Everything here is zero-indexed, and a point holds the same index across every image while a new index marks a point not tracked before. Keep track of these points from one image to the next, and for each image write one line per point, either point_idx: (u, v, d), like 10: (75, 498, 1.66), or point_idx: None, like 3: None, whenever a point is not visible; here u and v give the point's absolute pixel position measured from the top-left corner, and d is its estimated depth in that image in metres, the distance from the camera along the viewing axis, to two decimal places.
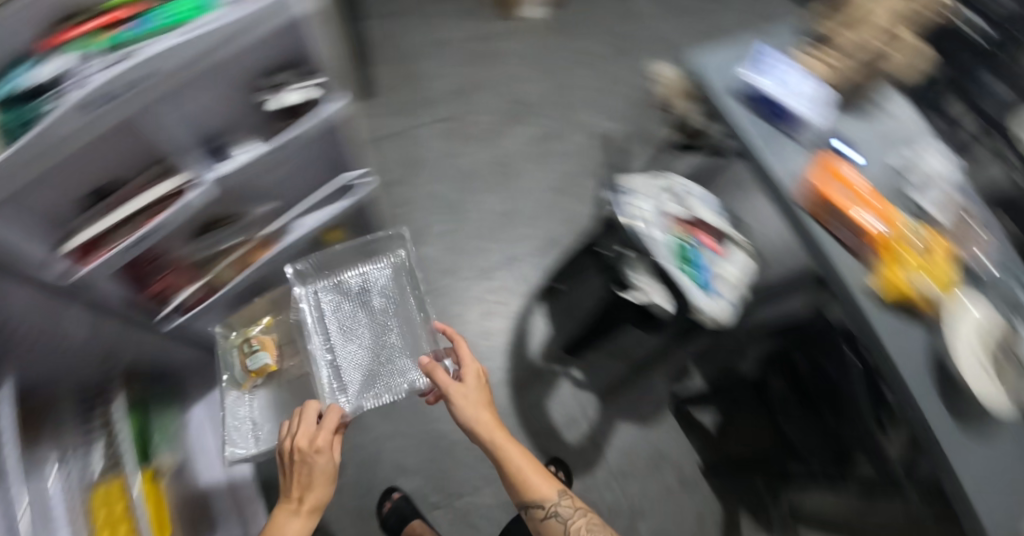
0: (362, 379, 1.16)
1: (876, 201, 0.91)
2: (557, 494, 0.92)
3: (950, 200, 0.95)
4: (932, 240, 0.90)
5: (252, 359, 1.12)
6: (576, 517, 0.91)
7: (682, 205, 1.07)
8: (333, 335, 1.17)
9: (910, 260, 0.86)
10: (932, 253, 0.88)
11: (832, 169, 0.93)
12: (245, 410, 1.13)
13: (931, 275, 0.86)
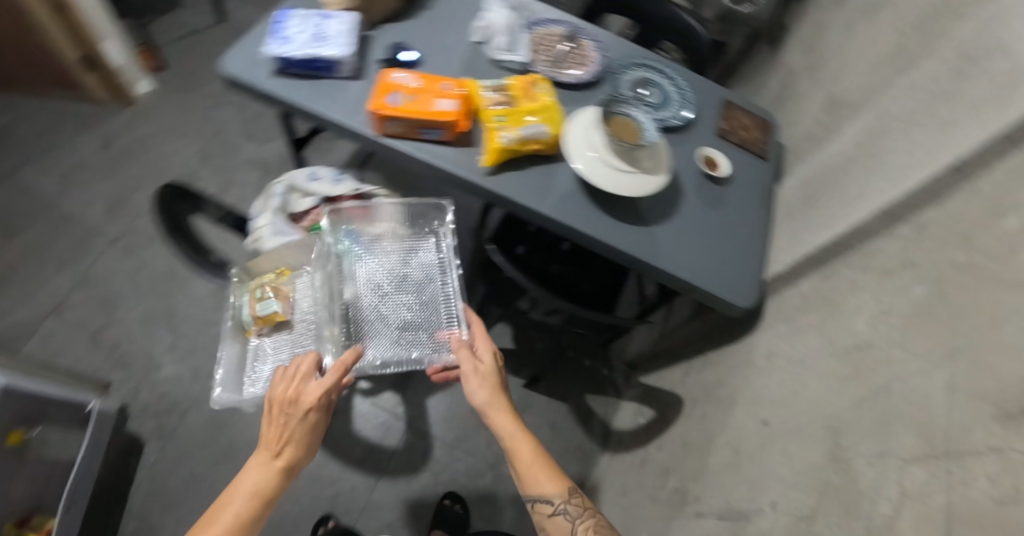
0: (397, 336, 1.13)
1: (445, 85, 1.05)
2: (565, 491, 0.92)
3: (552, 30, 1.20)
4: (517, 83, 1.08)
5: (260, 305, 1.13)
6: (575, 504, 0.91)
7: (326, 185, 1.15)
8: (354, 280, 1.15)
9: (501, 116, 1.04)
10: (523, 97, 1.07)
11: (385, 82, 1.03)
12: (275, 355, 1.18)
13: (534, 118, 1.05)
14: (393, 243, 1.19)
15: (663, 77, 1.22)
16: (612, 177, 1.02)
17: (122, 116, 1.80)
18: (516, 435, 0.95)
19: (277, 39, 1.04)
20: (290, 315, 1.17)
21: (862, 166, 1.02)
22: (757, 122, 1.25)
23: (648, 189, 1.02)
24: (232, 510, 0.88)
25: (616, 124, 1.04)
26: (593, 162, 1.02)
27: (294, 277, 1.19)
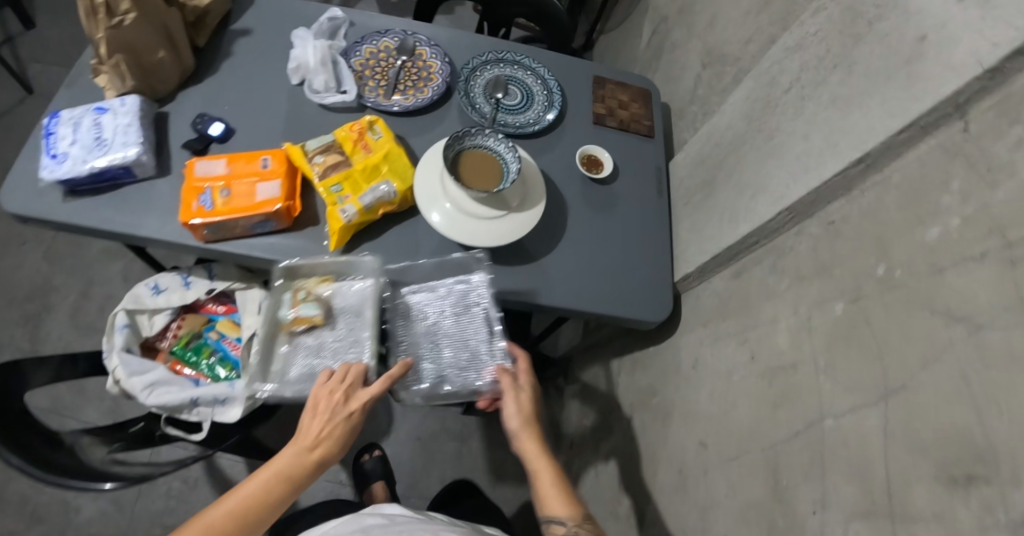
0: (439, 363, 0.91)
1: (263, 161, 0.88)
2: (577, 514, 0.79)
3: (385, 45, 1.07)
4: (348, 137, 0.92)
5: (301, 307, 0.88)
6: (586, 529, 0.78)
7: (177, 294, 0.99)
8: (347, 321, 0.89)
9: (337, 184, 0.88)
10: (358, 154, 0.92)
11: (194, 172, 0.85)
12: (311, 363, 0.86)
13: (377, 176, 0.90)
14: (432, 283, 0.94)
15: (511, 74, 1.11)
16: (474, 229, 0.90)
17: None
18: (538, 465, 0.82)
19: (46, 154, 0.83)
20: (321, 332, 0.88)
21: (760, 145, 0.92)
22: (635, 94, 1.17)
23: (516, 233, 0.91)
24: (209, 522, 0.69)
25: (468, 161, 0.90)
26: (450, 215, 0.90)
27: (339, 283, 0.91)
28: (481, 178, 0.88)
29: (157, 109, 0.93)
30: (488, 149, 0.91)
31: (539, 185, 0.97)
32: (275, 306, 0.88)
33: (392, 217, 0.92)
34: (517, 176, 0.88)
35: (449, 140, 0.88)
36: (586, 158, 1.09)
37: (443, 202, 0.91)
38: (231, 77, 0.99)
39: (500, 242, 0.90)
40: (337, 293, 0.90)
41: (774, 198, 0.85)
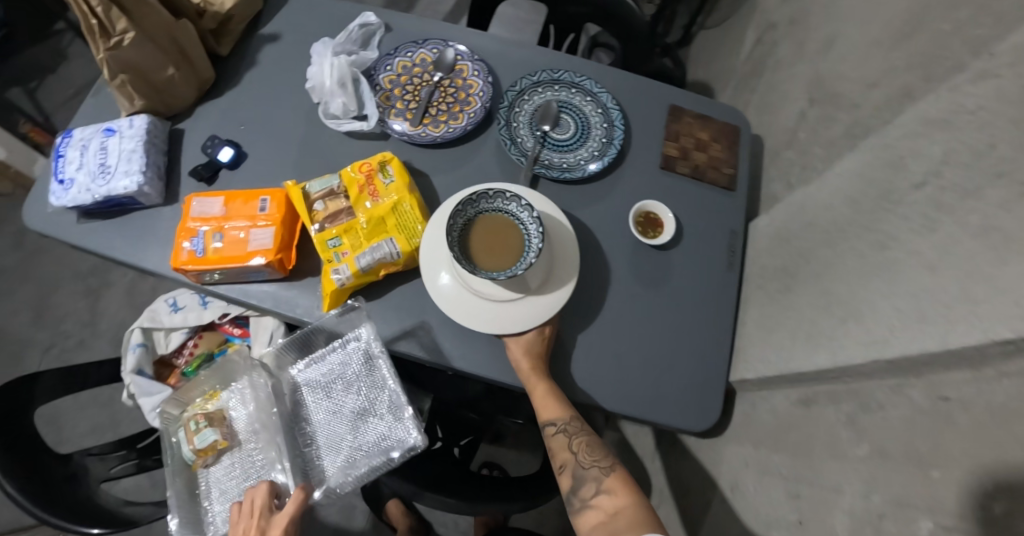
0: (342, 449, 0.84)
1: (261, 203, 0.81)
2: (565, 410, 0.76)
3: (421, 58, 0.92)
4: (355, 179, 0.81)
5: (197, 437, 0.85)
6: (574, 429, 0.76)
7: (194, 312, 0.97)
8: (247, 432, 0.88)
9: (335, 237, 0.78)
10: (363, 199, 0.80)
11: (193, 211, 0.80)
12: (226, 490, 0.86)
13: (381, 231, 0.79)
14: (319, 352, 0.88)
15: (566, 99, 0.91)
16: (479, 309, 0.77)
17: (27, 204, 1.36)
18: (521, 363, 0.76)
19: (56, 178, 0.82)
20: (228, 450, 0.87)
21: (865, 248, 0.68)
22: (719, 132, 0.93)
23: (528, 321, 0.77)
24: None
25: (481, 229, 0.76)
26: (453, 289, 0.78)
27: (226, 395, 0.90)
28: (491, 254, 0.74)
29: (170, 127, 0.90)
30: (507, 217, 0.76)
31: (571, 260, 0.80)
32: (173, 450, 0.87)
33: (396, 275, 0.82)
34: (536, 261, 0.72)
35: (459, 204, 0.74)
36: (640, 213, 0.88)
37: (447, 270, 0.78)
38: (252, 93, 0.92)
39: (506, 329, 0.77)
40: (229, 406, 0.89)
41: (869, 335, 0.64)
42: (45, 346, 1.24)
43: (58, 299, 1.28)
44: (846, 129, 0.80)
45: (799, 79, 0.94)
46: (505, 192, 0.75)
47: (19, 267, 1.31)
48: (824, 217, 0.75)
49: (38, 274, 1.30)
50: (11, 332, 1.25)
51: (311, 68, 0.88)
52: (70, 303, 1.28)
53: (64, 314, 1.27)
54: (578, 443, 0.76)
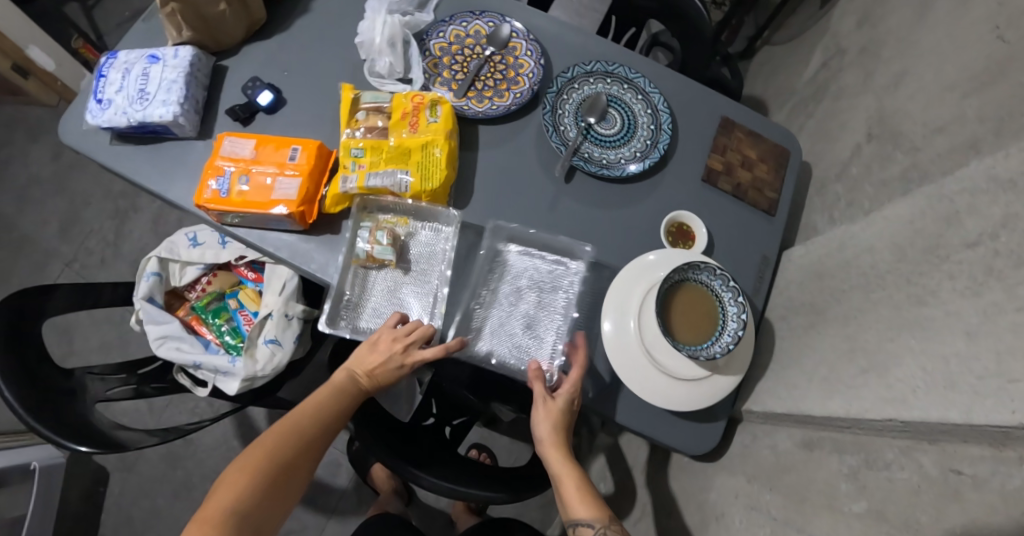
0: (510, 330, 0.78)
1: (292, 152, 0.79)
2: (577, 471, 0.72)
3: (475, 30, 0.89)
4: (401, 107, 0.79)
5: (378, 247, 0.77)
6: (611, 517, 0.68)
7: (211, 250, 0.97)
8: (422, 267, 0.80)
9: (359, 148, 0.78)
10: (401, 128, 0.78)
11: (224, 151, 0.80)
12: (380, 305, 0.80)
13: (402, 162, 0.78)
14: (544, 241, 0.80)
15: (615, 95, 0.87)
16: (646, 372, 0.73)
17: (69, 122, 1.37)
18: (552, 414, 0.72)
19: (95, 97, 0.84)
20: (393, 273, 0.80)
21: (901, 300, 0.64)
22: (767, 152, 0.88)
23: (711, 399, 0.74)
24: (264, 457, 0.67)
25: (685, 300, 0.71)
26: (632, 338, 0.73)
27: (419, 224, 0.82)
28: (684, 328, 0.70)
29: (214, 63, 0.89)
30: (716, 299, 0.71)
31: (749, 340, 0.76)
32: (349, 235, 0.79)
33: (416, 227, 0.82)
34: (720, 356, 0.68)
35: (679, 266, 0.69)
36: (675, 221, 0.82)
37: (626, 317, 0.74)
38: (301, 40, 0.91)
39: (658, 399, 0.74)
40: (416, 235, 0.81)
41: (888, 393, 0.61)
42: (67, 259, 1.28)
43: (87, 216, 1.31)
44: (902, 172, 0.76)
45: (862, 110, 0.89)
46: (729, 278, 0.69)
47: (54, 179, 1.34)
48: (860, 258, 0.72)
49: (72, 189, 1.33)
50: (40, 241, 1.29)
51: (363, 22, 0.84)
52: (97, 221, 1.30)
53: (90, 231, 1.29)
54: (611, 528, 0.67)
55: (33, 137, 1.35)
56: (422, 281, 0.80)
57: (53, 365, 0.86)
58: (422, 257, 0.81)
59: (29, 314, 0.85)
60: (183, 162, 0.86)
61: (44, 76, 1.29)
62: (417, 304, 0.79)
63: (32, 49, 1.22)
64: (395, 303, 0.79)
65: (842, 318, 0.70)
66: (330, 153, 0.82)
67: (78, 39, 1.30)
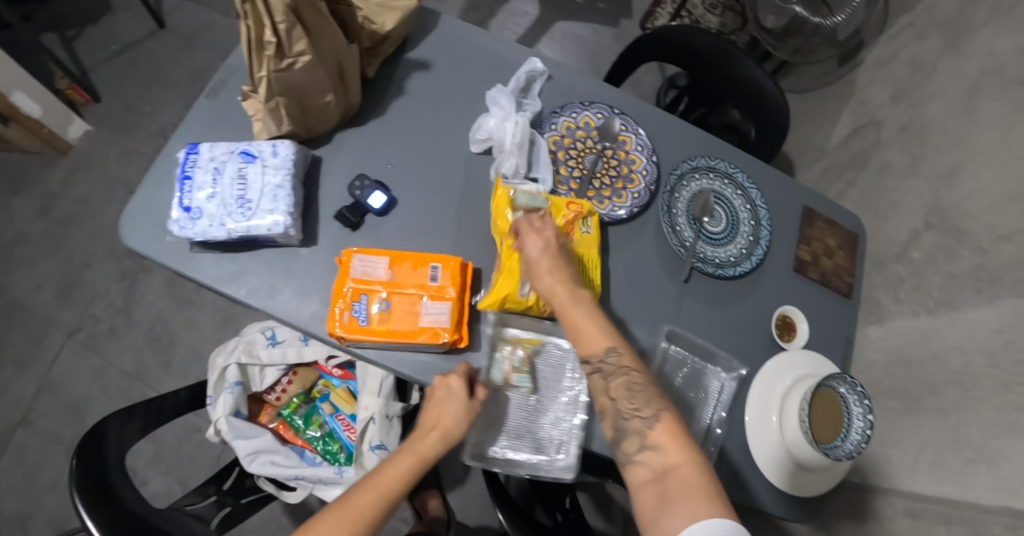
0: None
1: (432, 272, 0.74)
2: (603, 351, 0.67)
3: (585, 121, 0.87)
4: (561, 212, 0.77)
5: (514, 371, 0.75)
6: (614, 363, 0.67)
7: (294, 348, 0.89)
8: (556, 386, 0.77)
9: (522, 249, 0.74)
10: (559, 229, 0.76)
11: (349, 268, 0.72)
12: (516, 428, 0.75)
13: None
14: (699, 348, 0.84)
15: (720, 192, 0.90)
16: (779, 462, 0.81)
17: (57, 172, 1.26)
18: (543, 290, 0.71)
19: (181, 204, 0.74)
20: (528, 396, 0.76)
21: (1001, 403, 0.76)
22: (843, 239, 0.97)
23: (829, 482, 0.82)
24: (326, 524, 0.60)
25: (819, 402, 0.79)
26: (767, 430, 0.81)
27: (549, 342, 0.78)
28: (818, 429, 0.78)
29: (309, 155, 0.81)
30: (843, 403, 0.77)
31: None
32: (484, 360, 0.75)
33: (550, 344, 0.78)
34: (847, 457, 0.75)
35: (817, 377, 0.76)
36: (779, 313, 0.89)
37: (768, 412, 0.81)
38: (403, 127, 0.84)
39: (787, 484, 0.82)
40: (549, 354, 0.78)
41: (1001, 484, 0.72)
42: (69, 328, 1.18)
43: (88, 278, 1.21)
44: (971, 268, 0.88)
45: (915, 195, 1.01)
46: (858, 385, 0.75)
47: (46, 237, 1.22)
48: (950, 356, 0.84)
49: (67, 248, 1.22)
50: (35, 309, 1.19)
51: (487, 119, 0.80)
52: (102, 285, 1.21)
53: (94, 295, 1.20)
54: (616, 384, 0.65)
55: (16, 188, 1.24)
56: (558, 398, 0.76)
57: (144, 506, 0.76)
58: (554, 373, 0.77)
59: (98, 460, 0.75)
60: (283, 270, 0.77)
61: (28, 123, 1.20)
62: (553, 425, 0.75)
63: (18, 95, 1.15)
64: (530, 425, 0.75)
65: (939, 410, 0.83)
66: (466, 267, 0.77)
67: (62, 79, 1.25)
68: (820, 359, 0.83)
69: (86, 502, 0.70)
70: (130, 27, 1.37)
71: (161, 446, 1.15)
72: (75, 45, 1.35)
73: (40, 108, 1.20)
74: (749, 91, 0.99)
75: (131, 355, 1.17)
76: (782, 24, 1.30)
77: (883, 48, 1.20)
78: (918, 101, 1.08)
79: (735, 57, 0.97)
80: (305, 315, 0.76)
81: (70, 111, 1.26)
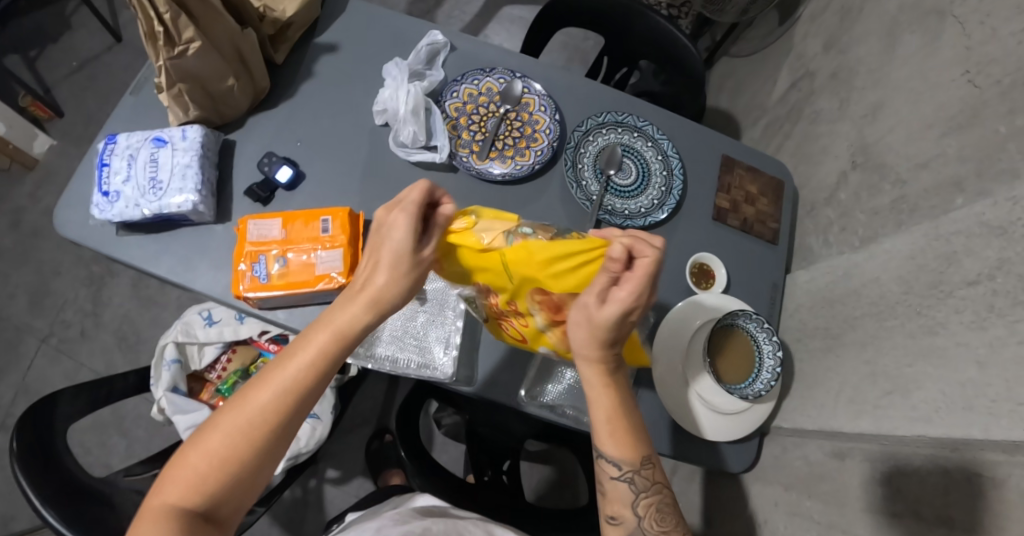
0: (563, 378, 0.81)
1: (323, 224, 0.78)
2: (638, 459, 0.64)
3: (487, 87, 0.90)
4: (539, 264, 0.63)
5: None
6: (644, 477, 0.64)
7: (230, 327, 0.94)
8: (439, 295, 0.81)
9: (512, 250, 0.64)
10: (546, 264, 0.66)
11: (247, 233, 0.77)
12: (403, 335, 0.79)
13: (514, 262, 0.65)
14: None
15: (629, 145, 0.91)
16: (689, 409, 0.79)
17: (25, 188, 1.38)
18: (583, 351, 0.63)
19: (101, 190, 0.80)
20: (414, 307, 0.79)
21: (913, 328, 0.74)
22: (766, 186, 0.97)
23: (745, 429, 0.80)
24: (216, 440, 0.54)
25: (725, 343, 0.78)
26: (676, 375, 0.79)
27: None
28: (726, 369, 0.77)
29: (222, 138, 0.86)
30: (753, 341, 0.78)
31: None
32: None
33: None
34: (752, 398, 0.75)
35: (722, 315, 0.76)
36: (693, 259, 0.89)
37: (675, 358, 0.80)
38: (311, 106, 0.88)
39: (700, 431, 0.79)
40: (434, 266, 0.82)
41: (914, 412, 0.70)
42: (43, 333, 1.27)
43: (58, 286, 1.31)
44: (892, 202, 0.85)
45: (842, 137, 1.00)
46: (763, 320, 0.76)
47: (17, 250, 1.34)
48: (869, 287, 0.83)
49: (37, 257, 1.33)
50: (10, 318, 1.28)
51: (383, 91, 0.84)
52: (70, 290, 1.30)
53: (63, 301, 1.30)
54: (645, 503, 0.64)
55: None
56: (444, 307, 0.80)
57: (87, 475, 0.81)
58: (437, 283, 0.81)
59: (46, 435, 0.79)
60: (200, 247, 0.82)
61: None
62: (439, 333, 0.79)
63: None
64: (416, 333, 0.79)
65: (860, 344, 0.81)
66: (357, 215, 0.81)
67: (25, 97, 1.37)
68: (734, 302, 0.83)
69: (29, 475, 0.73)
70: (90, 45, 1.51)
71: (133, 441, 1.21)
72: (40, 70, 1.48)
73: (4, 126, 1.32)
74: (662, 44, 1.03)
75: (101, 356, 1.26)
76: None
77: (818, 1, 1.18)
78: (845, 46, 1.06)
79: (645, 16, 1.00)
80: (219, 287, 0.80)
81: (35, 127, 1.38)
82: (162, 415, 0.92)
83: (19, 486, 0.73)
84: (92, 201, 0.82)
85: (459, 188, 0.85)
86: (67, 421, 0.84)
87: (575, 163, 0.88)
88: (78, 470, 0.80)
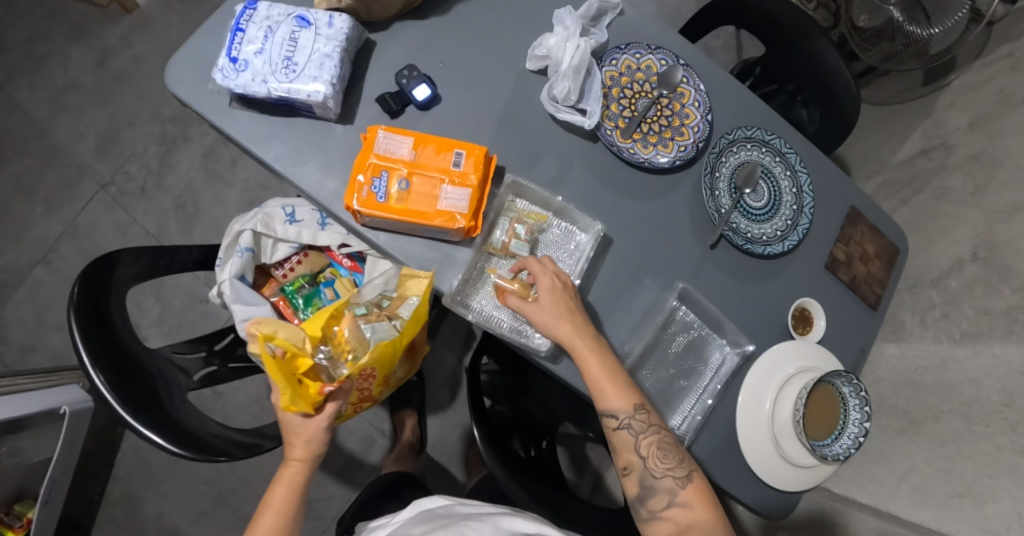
0: (644, 380, 0.78)
1: (456, 157, 0.73)
2: (631, 405, 0.67)
3: (647, 65, 0.84)
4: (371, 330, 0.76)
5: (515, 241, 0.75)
6: (639, 420, 0.67)
7: (309, 230, 0.90)
8: (553, 264, 0.77)
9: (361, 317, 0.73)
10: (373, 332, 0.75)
11: (372, 144, 0.73)
12: None
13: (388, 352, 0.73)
14: (716, 319, 0.81)
15: (768, 166, 0.86)
16: (765, 451, 0.78)
17: (116, 27, 1.31)
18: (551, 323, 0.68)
19: (228, 54, 0.74)
20: None
21: (1003, 442, 0.74)
22: (883, 249, 0.93)
23: (810, 480, 0.79)
24: None
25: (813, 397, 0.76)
26: (760, 413, 0.78)
27: (555, 222, 0.78)
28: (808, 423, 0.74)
29: (365, 36, 0.80)
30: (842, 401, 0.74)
31: None
32: (491, 223, 0.76)
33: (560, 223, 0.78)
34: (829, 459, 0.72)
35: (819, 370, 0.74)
36: (799, 302, 0.85)
37: (763, 399, 0.79)
38: (463, 29, 0.82)
39: (770, 474, 0.79)
40: (553, 234, 0.78)
41: (983, 522, 0.71)
42: (104, 179, 1.25)
43: (129, 136, 1.27)
44: (1007, 308, 0.80)
45: (967, 224, 0.93)
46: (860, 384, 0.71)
47: (95, 89, 1.28)
48: (964, 386, 0.81)
49: (115, 103, 1.28)
50: (75, 155, 1.26)
51: (549, 37, 0.79)
52: (140, 145, 1.27)
53: (131, 153, 1.26)
54: (646, 443, 0.67)
55: (80, 37, 1.30)
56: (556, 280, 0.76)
57: (137, 342, 0.79)
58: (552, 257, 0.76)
59: (106, 291, 0.76)
60: (314, 143, 0.77)
61: None
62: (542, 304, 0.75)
63: None
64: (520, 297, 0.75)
65: (939, 438, 0.81)
66: (489, 158, 0.76)
67: None
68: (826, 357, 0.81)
69: (84, 330, 0.70)
70: None
71: (167, 309, 1.19)
72: None
73: None
74: (821, 72, 0.96)
75: (157, 217, 1.24)
76: (873, 27, 1.23)
77: (973, 73, 1.10)
78: (995, 132, 0.97)
79: (815, 37, 0.93)
80: (323, 189, 0.76)
81: None
82: (217, 297, 0.88)
83: (71, 339, 0.70)
84: (216, 63, 0.76)
85: (593, 161, 0.80)
86: (129, 279, 0.81)
87: (713, 168, 0.83)
88: (132, 334, 0.78)
